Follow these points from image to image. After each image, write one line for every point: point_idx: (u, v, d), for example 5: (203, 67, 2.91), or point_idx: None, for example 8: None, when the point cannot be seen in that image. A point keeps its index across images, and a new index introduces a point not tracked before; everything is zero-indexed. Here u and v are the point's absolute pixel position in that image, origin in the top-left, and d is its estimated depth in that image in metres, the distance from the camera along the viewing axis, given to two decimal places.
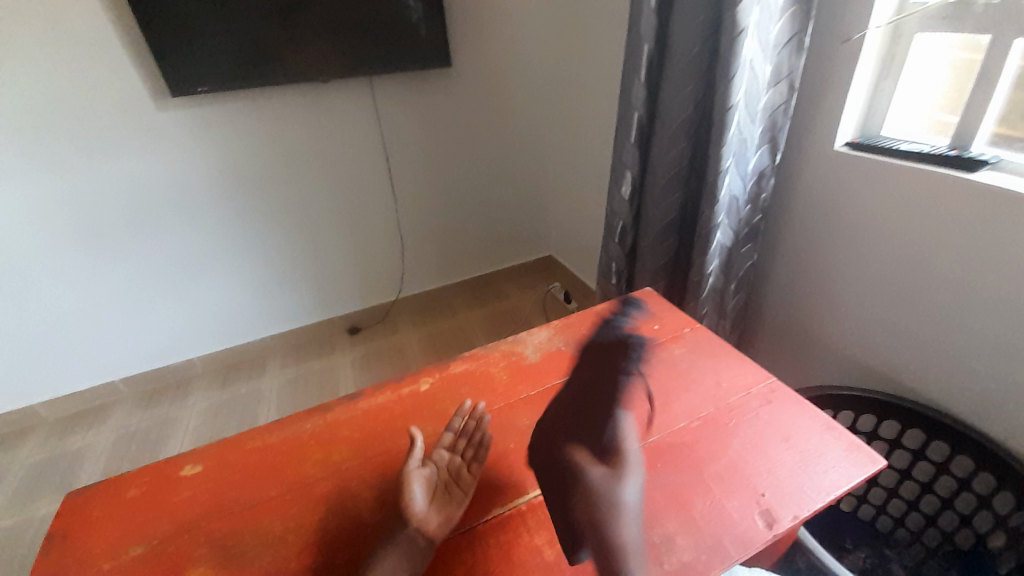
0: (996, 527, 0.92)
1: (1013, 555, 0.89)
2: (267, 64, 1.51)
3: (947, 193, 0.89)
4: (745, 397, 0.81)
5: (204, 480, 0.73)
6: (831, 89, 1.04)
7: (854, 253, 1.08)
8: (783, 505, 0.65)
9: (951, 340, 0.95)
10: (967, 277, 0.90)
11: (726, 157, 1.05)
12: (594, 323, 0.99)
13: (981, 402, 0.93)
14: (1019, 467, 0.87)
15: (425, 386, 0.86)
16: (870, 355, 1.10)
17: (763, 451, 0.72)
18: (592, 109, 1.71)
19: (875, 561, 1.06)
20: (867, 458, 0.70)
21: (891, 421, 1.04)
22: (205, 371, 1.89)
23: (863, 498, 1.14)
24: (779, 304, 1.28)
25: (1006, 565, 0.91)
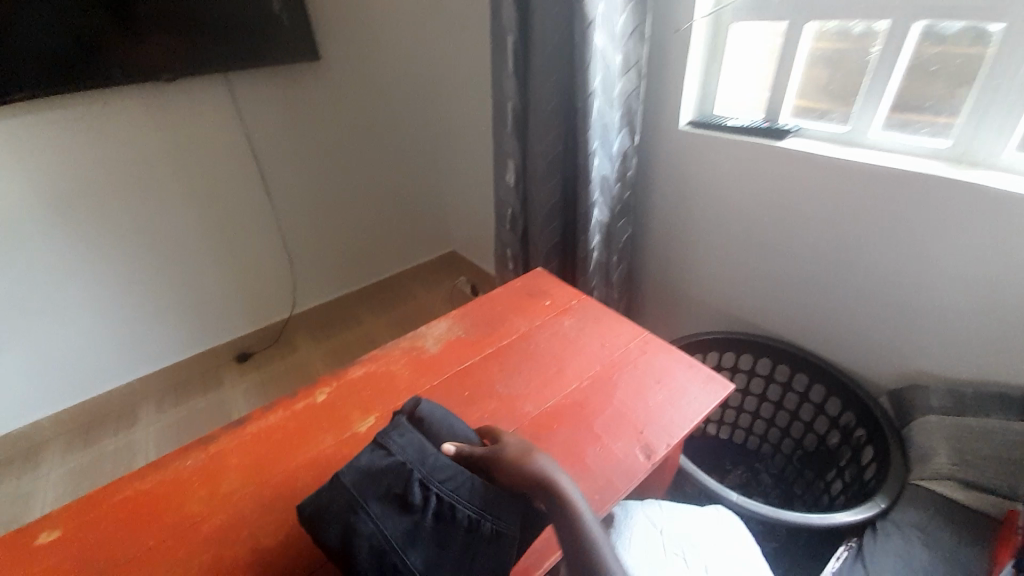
0: (831, 427, 1.14)
1: (845, 446, 1.11)
2: (93, 66, 1.30)
3: (766, 159, 1.07)
4: (625, 352, 0.90)
5: (62, 547, 0.64)
6: (671, 74, 1.18)
7: (706, 218, 1.24)
8: (659, 438, 0.75)
9: (783, 280, 1.15)
10: (787, 227, 1.09)
11: (593, 140, 1.14)
12: (490, 307, 1.03)
13: (807, 327, 1.15)
14: (838, 374, 1.10)
15: (323, 396, 0.84)
16: (727, 302, 1.29)
17: (642, 396, 0.82)
18: (471, 101, 1.74)
19: (748, 475, 1.26)
20: (720, 384, 0.83)
21: (747, 355, 1.23)
22: (61, 430, 1.61)
23: (735, 424, 1.33)
24: (654, 268, 1.44)
25: (841, 455, 1.12)
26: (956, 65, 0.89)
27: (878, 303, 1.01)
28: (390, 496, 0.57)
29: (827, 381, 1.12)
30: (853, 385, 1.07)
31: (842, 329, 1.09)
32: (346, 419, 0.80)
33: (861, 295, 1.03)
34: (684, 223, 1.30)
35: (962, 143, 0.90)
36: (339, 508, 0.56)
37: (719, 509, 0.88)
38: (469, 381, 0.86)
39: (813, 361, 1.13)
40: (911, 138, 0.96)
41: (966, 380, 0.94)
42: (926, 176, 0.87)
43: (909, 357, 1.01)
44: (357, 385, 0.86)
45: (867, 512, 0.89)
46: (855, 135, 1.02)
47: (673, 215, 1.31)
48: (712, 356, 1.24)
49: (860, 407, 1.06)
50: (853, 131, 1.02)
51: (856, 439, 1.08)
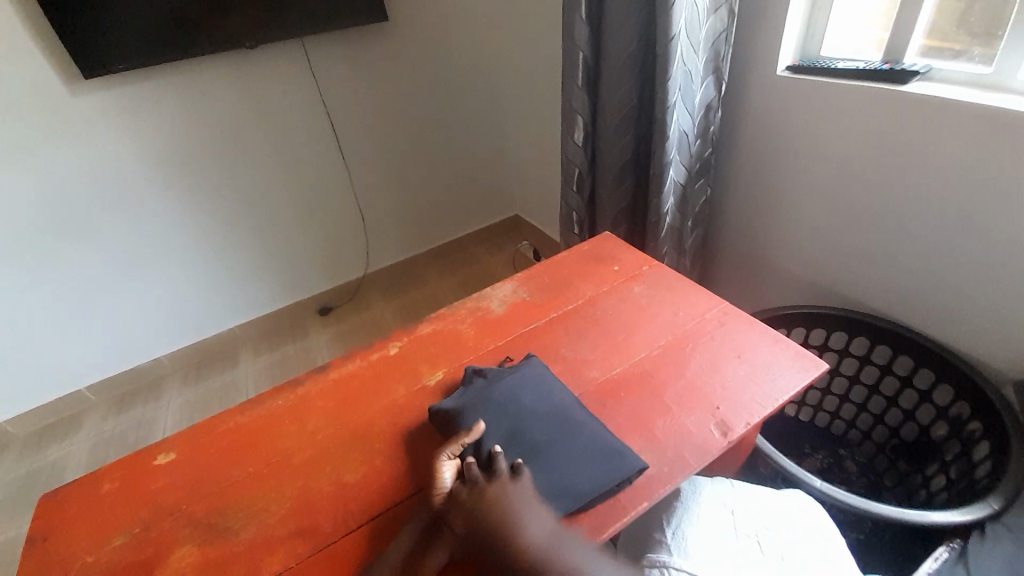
0: (938, 418, 1.01)
1: (955, 441, 0.98)
2: (187, 36, 1.39)
3: (883, 108, 0.92)
4: (700, 322, 0.85)
5: (179, 466, 0.73)
6: (769, 12, 1.03)
7: (801, 178, 1.10)
8: (737, 415, 0.70)
9: (891, 250, 1.01)
10: (902, 188, 0.94)
11: (673, 92, 1.04)
12: (556, 271, 1.00)
13: (919, 305, 1.01)
14: (953, 360, 0.96)
15: (394, 350, 0.87)
16: (819, 274, 1.16)
17: (718, 370, 0.77)
18: (539, 57, 1.66)
19: (831, 461, 1.16)
20: (811, 363, 0.76)
21: (839, 332, 1.11)
22: (175, 368, 1.85)
23: (818, 407, 1.23)
24: (734, 235, 1.32)
25: (949, 450, 0.99)
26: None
27: (1014, 280, 0.86)
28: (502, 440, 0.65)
29: (936, 367, 0.99)
30: (972, 372, 0.93)
31: (962, 309, 0.95)
32: (415, 372, 0.83)
33: (993, 269, 0.88)
34: (772, 185, 1.17)
35: None
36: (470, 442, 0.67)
37: (797, 494, 0.82)
38: (534, 343, 0.85)
39: (922, 344, 1.00)
40: None
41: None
42: None
43: None
44: (426, 341, 0.88)
45: (977, 514, 0.79)
46: (1002, 77, 0.84)
47: (761, 176, 1.19)
48: (797, 332, 1.14)
49: (978, 398, 0.93)
50: (998, 73, 0.84)
51: (968, 434, 0.95)
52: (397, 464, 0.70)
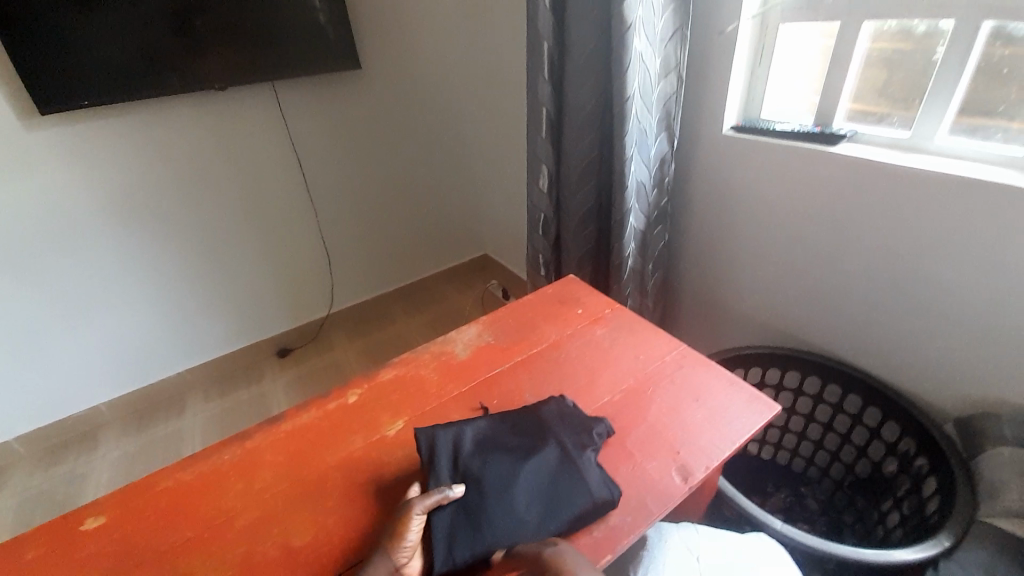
0: (888, 454, 1.06)
1: (905, 477, 1.02)
2: (154, 76, 1.38)
3: (818, 166, 1.00)
4: (660, 364, 0.87)
5: (110, 530, 0.67)
6: (713, 77, 1.13)
7: (750, 226, 1.18)
8: (697, 459, 0.71)
9: (833, 294, 1.08)
10: (840, 238, 1.02)
11: (630, 146, 1.11)
12: (521, 314, 1.01)
13: (862, 345, 1.07)
14: (897, 399, 1.01)
15: (353, 398, 0.84)
16: (771, 316, 1.22)
17: (678, 413, 0.78)
18: (506, 107, 1.74)
19: (792, 499, 1.18)
20: (765, 405, 0.78)
21: (792, 372, 1.16)
22: (115, 417, 1.71)
23: (778, 445, 1.26)
24: (691, 278, 1.39)
25: (900, 486, 1.03)
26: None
27: (942, 322, 0.93)
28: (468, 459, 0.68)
29: (882, 405, 1.04)
30: (914, 410, 0.99)
31: (900, 348, 1.01)
32: (374, 422, 0.80)
33: (925, 312, 0.95)
34: (724, 232, 1.25)
35: None
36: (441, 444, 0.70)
37: (759, 538, 0.82)
38: (499, 388, 0.85)
39: (867, 383, 1.05)
40: (982, 143, 0.88)
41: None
42: (1004, 185, 0.79)
43: (978, 382, 0.92)
44: (387, 388, 0.86)
45: (930, 551, 0.81)
46: (918, 140, 0.95)
47: (713, 223, 1.26)
48: (754, 372, 1.18)
49: (921, 434, 0.98)
50: (915, 137, 0.95)
51: (915, 470, 1.00)
52: (353, 521, 0.66)
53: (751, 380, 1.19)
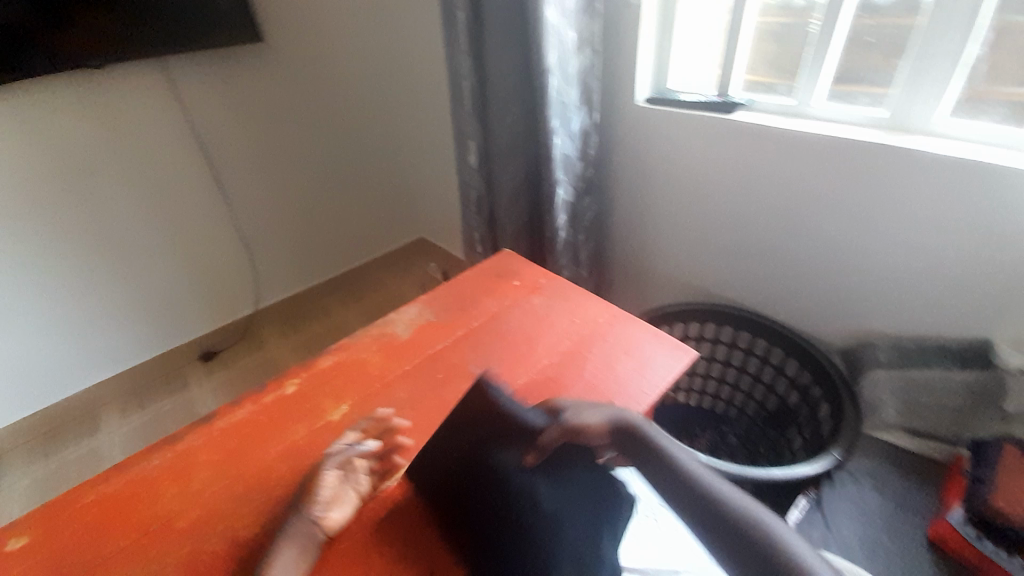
0: (791, 387, 1.20)
1: (805, 404, 1.17)
2: (11, 53, 1.20)
3: (721, 133, 1.09)
4: (593, 326, 0.92)
5: (30, 553, 0.61)
6: (626, 50, 1.18)
7: (668, 193, 1.26)
8: (628, 405, 0.78)
9: (742, 252, 1.19)
10: (745, 199, 1.13)
11: (552, 118, 1.15)
12: (460, 291, 1.03)
13: (768, 295, 1.20)
14: (796, 337, 1.15)
15: (292, 388, 0.82)
16: (691, 275, 1.33)
17: (611, 368, 0.84)
18: (429, 83, 1.70)
19: (716, 438, 1.31)
20: (683, 350, 0.87)
21: (710, 324, 1.27)
22: (13, 445, 1.52)
23: (702, 391, 1.39)
24: (620, 246, 1.46)
25: (801, 413, 1.19)
26: (891, 35, 0.94)
27: (829, 268, 1.07)
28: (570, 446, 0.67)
29: (782, 342, 1.19)
30: (810, 346, 1.12)
31: (797, 295, 1.15)
32: (318, 408, 0.79)
33: (816, 260, 1.08)
34: (647, 200, 1.32)
35: (899, 112, 0.94)
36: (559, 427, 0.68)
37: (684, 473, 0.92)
38: (443, 364, 0.86)
39: (769, 325, 1.19)
40: (852, 108, 1.00)
41: (913, 336, 1.01)
42: (870, 143, 0.92)
43: (857, 317, 1.08)
44: (327, 375, 0.84)
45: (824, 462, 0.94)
46: (802, 107, 1.05)
47: (636, 193, 1.34)
48: (678, 327, 1.28)
49: (817, 366, 1.12)
50: (798, 104, 1.05)
51: (812, 395, 1.15)
52: None
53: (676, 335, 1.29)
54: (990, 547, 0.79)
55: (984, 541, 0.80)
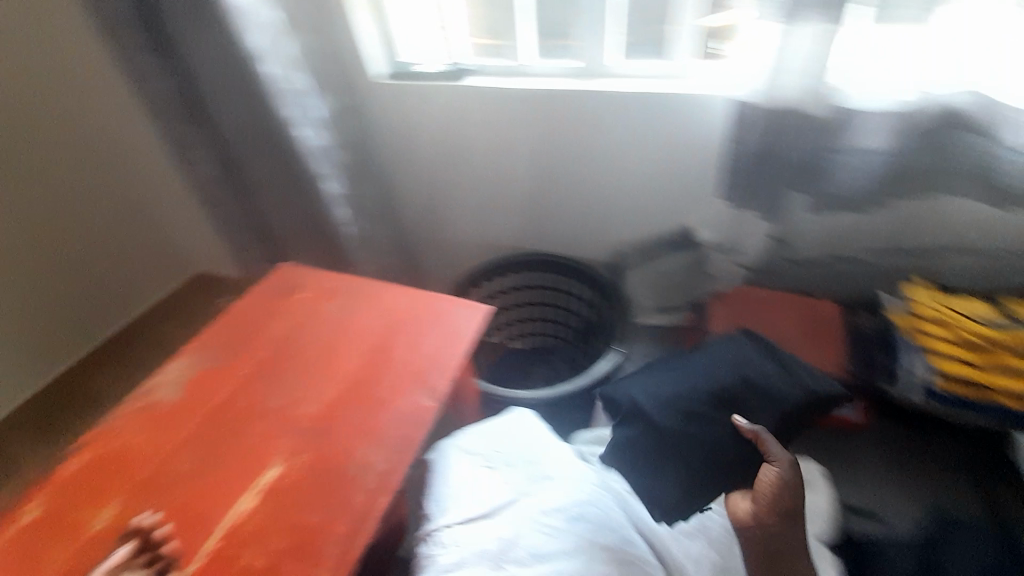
0: (584, 304, 1.32)
1: (595, 313, 1.30)
2: None
3: (458, 98, 1.17)
4: (392, 314, 0.90)
5: None
6: (346, 25, 1.13)
7: (437, 166, 1.30)
8: (436, 374, 0.80)
9: (517, 203, 1.31)
10: (502, 152, 1.23)
11: (288, 110, 1.08)
12: (236, 323, 0.89)
13: (548, 234, 1.36)
14: (568, 261, 1.30)
15: (31, 516, 0.66)
16: (483, 232, 1.40)
17: (415, 347, 0.84)
18: (121, 84, 1.35)
19: (547, 373, 1.42)
20: (474, 304, 0.91)
21: (505, 277, 1.36)
22: None
23: (524, 336, 1.47)
24: (413, 227, 1.44)
25: (593, 320, 1.31)
26: None
27: (583, 198, 1.25)
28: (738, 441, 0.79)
29: (563, 266, 1.31)
30: (581, 267, 1.28)
31: (568, 228, 1.32)
32: (75, 525, 0.65)
33: (572, 194, 1.25)
34: (421, 177, 1.33)
35: (592, 61, 1.10)
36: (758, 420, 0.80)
37: (521, 412, 0.88)
38: (230, 411, 0.76)
39: (548, 256, 1.33)
40: (556, 61, 1.15)
41: (648, 239, 1.25)
42: (574, 91, 1.09)
43: (619, 233, 1.26)
44: (80, 481, 0.69)
45: (614, 359, 1.04)
46: (519, 67, 1.17)
47: (405, 172, 1.33)
48: (479, 291, 1.35)
49: (591, 281, 1.27)
50: (515, 64, 1.17)
51: (597, 301, 1.27)
52: None
53: (480, 296, 1.36)
54: None
55: None
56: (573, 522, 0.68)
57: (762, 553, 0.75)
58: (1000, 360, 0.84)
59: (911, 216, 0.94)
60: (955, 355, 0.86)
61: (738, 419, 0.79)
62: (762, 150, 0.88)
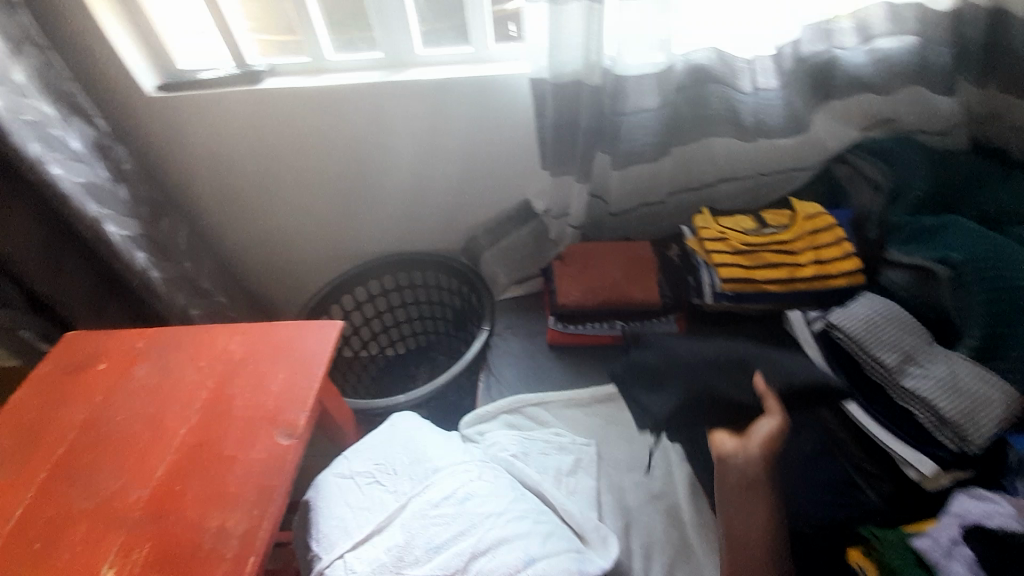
0: (445, 294, 1.34)
1: (455, 299, 1.32)
2: None
3: (257, 103, 1.10)
4: (227, 358, 0.82)
5: None
6: (90, 39, 1.00)
7: (259, 177, 1.22)
8: (295, 409, 0.75)
9: (351, 204, 1.27)
10: (320, 156, 1.18)
11: (31, 146, 0.86)
12: (22, 423, 0.75)
13: (394, 235, 1.34)
14: (416, 257, 1.30)
15: None
16: (324, 244, 1.36)
17: (261, 386, 0.78)
18: None
19: (430, 367, 1.45)
20: (327, 325, 0.85)
21: (359, 288, 1.32)
22: None
23: (399, 338, 1.46)
24: (252, 249, 1.37)
25: (456, 307, 1.34)
26: None
27: (420, 192, 1.25)
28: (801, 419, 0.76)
29: (416, 264, 1.31)
30: (431, 260, 1.29)
31: (414, 224, 1.31)
32: None
33: (408, 189, 1.24)
34: (246, 194, 1.25)
35: (391, 53, 1.08)
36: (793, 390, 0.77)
37: (401, 416, 0.88)
38: (40, 527, 0.65)
39: (400, 258, 1.30)
40: (359, 54, 1.11)
41: (494, 220, 1.27)
42: (380, 84, 1.07)
43: (465, 222, 1.30)
44: None
45: (482, 338, 1.05)
46: (318, 62, 1.10)
47: (228, 189, 1.24)
48: (336, 311, 1.30)
49: (445, 270, 1.28)
50: (314, 60, 1.10)
51: (457, 289, 1.30)
52: None
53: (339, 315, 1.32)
54: (574, 327, 1.00)
55: (570, 325, 1.00)
56: (462, 504, 0.69)
57: (740, 482, 0.65)
58: (768, 258, 0.92)
59: (691, 157, 1.12)
60: (735, 260, 0.92)
61: (758, 376, 0.70)
62: (560, 118, 0.98)
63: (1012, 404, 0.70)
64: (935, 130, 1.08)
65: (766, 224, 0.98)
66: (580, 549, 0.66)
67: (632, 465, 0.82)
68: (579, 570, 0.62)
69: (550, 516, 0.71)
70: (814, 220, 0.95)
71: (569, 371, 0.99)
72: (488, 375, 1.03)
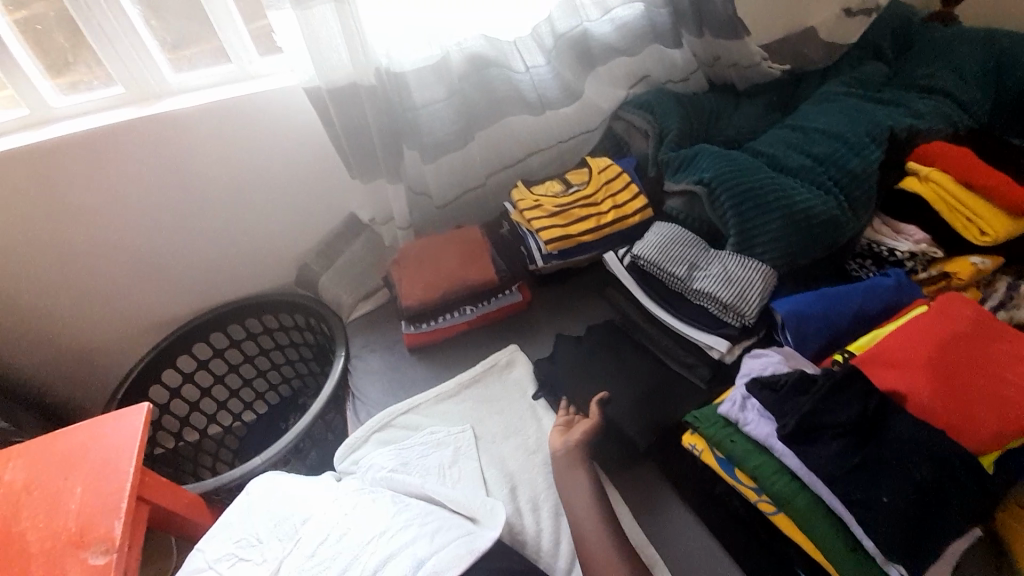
0: (291, 331, 1.23)
1: (304, 334, 1.22)
2: None
3: None
4: (1, 492, 0.68)
5: None
6: None
7: (4, 263, 0.99)
8: (104, 519, 0.65)
9: (143, 266, 1.10)
10: (82, 224, 1.01)
11: None
12: None
13: (214, 288, 1.19)
14: (241, 303, 1.17)
15: None
16: (124, 322, 1.15)
17: (53, 508, 0.66)
18: None
19: (299, 415, 1.30)
20: (132, 409, 0.76)
21: (184, 357, 1.17)
22: None
23: (259, 395, 1.31)
24: (25, 353, 1.10)
25: (308, 341, 1.23)
26: (39, 27, 0.90)
27: (227, 233, 1.12)
28: (705, 293, 0.87)
29: (248, 311, 1.18)
30: (260, 300, 1.17)
31: (232, 269, 1.18)
32: None
33: (213, 234, 1.11)
34: None
35: (133, 86, 0.96)
36: (697, 279, 0.88)
37: (263, 477, 0.80)
38: None
39: (227, 308, 1.17)
40: (93, 93, 0.96)
41: (324, 241, 1.21)
42: (129, 121, 0.94)
43: (292, 253, 1.21)
44: None
45: (339, 366, 1.01)
46: (42, 111, 0.94)
47: None
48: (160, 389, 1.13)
49: (281, 305, 1.17)
50: (36, 110, 0.93)
51: (304, 324, 1.20)
52: None
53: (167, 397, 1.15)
54: (427, 325, 1.01)
55: (422, 324, 1.02)
56: (339, 542, 0.65)
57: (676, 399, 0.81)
58: (578, 214, 1.02)
59: (497, 140, 1.14)
60: (551, 221, 1.00)
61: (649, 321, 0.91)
62: (352, 126, 0.98)
63: (769, 280, 0.88)
64: (680, 78, 1.27)
65: (571, 184, 1.09)
66: (470, 530, 0.67)
67: (507, 434, 0.86)
68: (469, 551, 0.62)
69: (436, 513, 0.70)
70: (605, 171, 1.08)
71: (433, 369, 0.99)
72: (354, 399, 0.99)
